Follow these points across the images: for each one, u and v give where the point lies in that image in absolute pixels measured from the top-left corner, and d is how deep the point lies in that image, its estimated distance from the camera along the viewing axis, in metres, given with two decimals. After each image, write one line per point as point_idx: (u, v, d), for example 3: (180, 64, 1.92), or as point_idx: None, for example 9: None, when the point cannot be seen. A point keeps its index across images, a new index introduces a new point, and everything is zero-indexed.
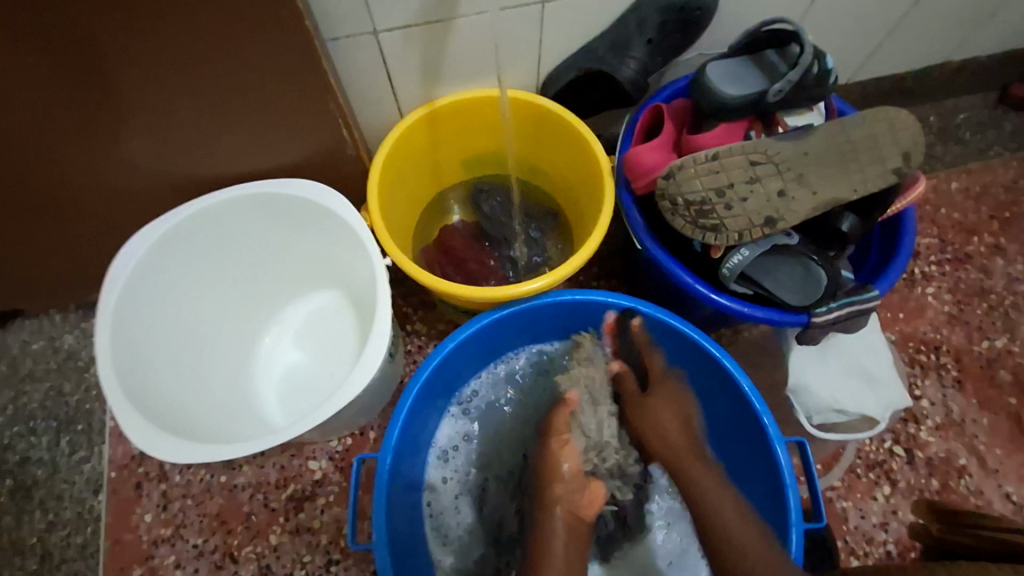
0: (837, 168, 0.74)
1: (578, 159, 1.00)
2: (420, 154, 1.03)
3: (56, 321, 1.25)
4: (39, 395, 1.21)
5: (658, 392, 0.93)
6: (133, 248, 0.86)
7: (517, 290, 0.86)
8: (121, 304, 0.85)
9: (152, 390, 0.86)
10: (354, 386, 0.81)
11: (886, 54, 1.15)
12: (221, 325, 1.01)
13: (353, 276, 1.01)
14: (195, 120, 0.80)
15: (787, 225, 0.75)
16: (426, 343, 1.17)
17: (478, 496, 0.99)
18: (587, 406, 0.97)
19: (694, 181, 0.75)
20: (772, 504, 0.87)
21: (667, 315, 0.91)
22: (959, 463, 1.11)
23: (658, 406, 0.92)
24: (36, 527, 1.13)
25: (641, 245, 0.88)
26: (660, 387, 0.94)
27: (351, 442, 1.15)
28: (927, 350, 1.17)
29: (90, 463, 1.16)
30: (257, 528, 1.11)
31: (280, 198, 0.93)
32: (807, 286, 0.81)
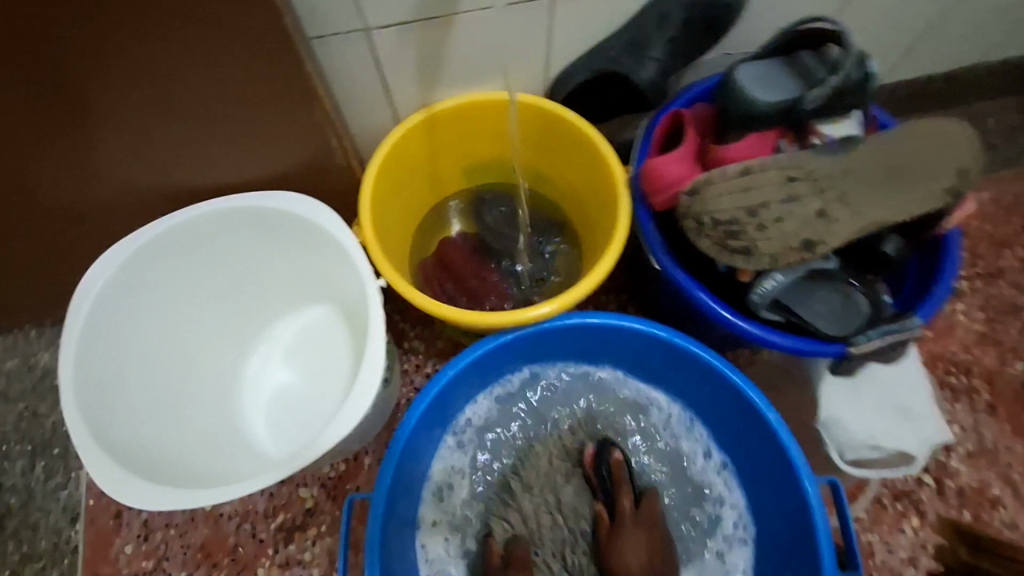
0: (884, 186, 0.69)
1: (588, 168, 0.92)
2: (418, 163, 0.95)
3: (32, 337, 1.14)
4: (13, 417, 1.09)
5: (624, 527, 0.87)
6: (98, 271, 0.80)
7: (524, 315, 0.79)
8: (87, 332, 0.78)
9: (123, 425, 0.79)
10: (347, 421, 0.74)
11: (919, 53, 1.06)
12: (205, 345, 0.94)
13: (343, 292, 0.92)
14: (166, 127, 0.71)
15: (827, 248, 0.69)
16: (425, 362, 1.08)
17: (476, 551, 0.90)
18: (549, 521, 0.91)
19: (723, 199, 0.69)
20: (801, 544, 0.81)
21: (686, 340, 0.85)
22: (993, 494, 1.00)
23: (625, 539, 0.86)
24: (9, 560, 1.02)
25: (659, 265, 0.80)
26: (626, 523, 0.87)
27: (345, 468, 1.04)
28: (957, 372, 1.06)
29: (67, 490, 1.05)
30: (244, 562, 1.00)
31: (261, 210, 0.85)
32: (845, 316, 0.75)
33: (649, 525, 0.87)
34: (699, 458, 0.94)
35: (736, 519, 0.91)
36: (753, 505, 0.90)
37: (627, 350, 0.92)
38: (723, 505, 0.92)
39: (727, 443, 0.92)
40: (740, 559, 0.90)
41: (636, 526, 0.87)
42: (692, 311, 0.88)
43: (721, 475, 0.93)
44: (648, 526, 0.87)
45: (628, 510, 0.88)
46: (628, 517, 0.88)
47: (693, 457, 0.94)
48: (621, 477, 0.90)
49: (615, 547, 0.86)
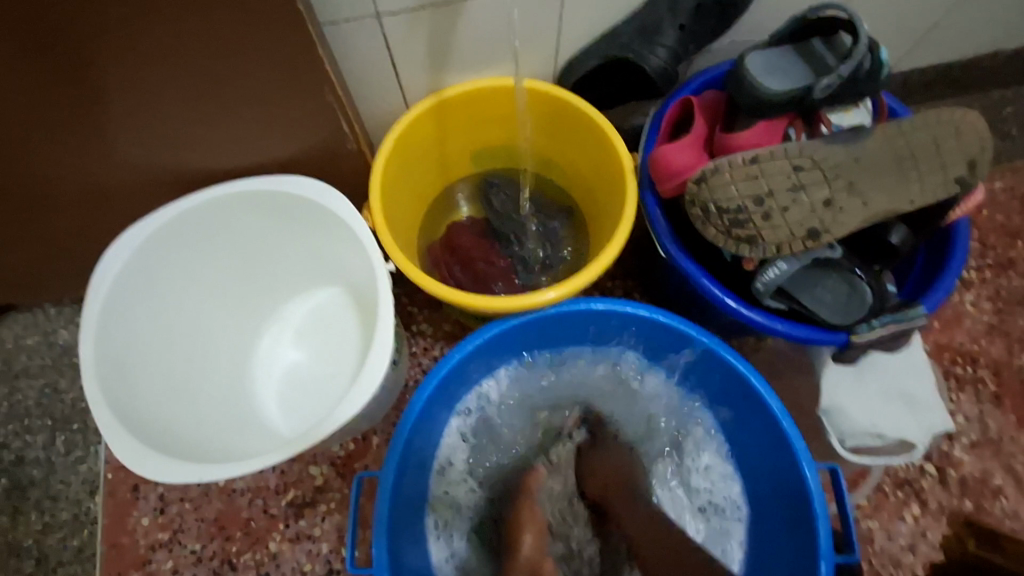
0: (892, 177, 0.69)
1: (597, 154, 0.93)
2: (426, 147, 0.95)
3: (51, 315, 1.17)
4: (33, 392, 1.12)
5: (597, 450, 0.94)
6: (114, 253, 0.82)
7: (531, 300, 0.81)
8: (106, 312, 0.81)
9: (141, 402, 0.82)
10: (356, 402, 0.76)
11: (934, 39, 1.04)
12: (218, 325, 0.96)
13: (353, 274, 0.94)
14: (181, 113, 0.73)
15: (831, 237, 0.70)
16: (433, 345, 1.10)
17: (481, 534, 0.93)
18: (555, 475, 0.93)
19: (730, 187, 0.69)
20: (797, 531, 0.82)
21: (688, 325, 0.85)
22: (995, 484, 1.00)
23: (594, 462, 0.93)
24: (32, 529, 1.06)
25: (664, 252, 0.81)
26: (599, 449, 0.94)
27: (353, 448, 1.07)
28: (964, 362, 1.06)
29: (86, 464, 1.08)
30: (257, 534, 1.04)
31: (275, 193, 0.86)
32: (851, 304, 0.76)
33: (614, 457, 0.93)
34: (696, 445, 0.96)
35: (731, 501, 0.94)
36: (751, 488, 0.92)
37: (631, 335, 0.93)
38: (719, 487, 0.94)
39: (728, 427, 0.93)
40: (736, 534, 0.92)
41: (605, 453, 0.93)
42: (696, 298, 0.89)
43: (725, 464, 0.95)
44: (617, 454, 0.93)
45: (610, 441, 0.95)
46: (596, 448, 0.94)
47: (686, 455, 0.96)
48: (603, 429, 0.96)
49: (585, 475, 0.93)
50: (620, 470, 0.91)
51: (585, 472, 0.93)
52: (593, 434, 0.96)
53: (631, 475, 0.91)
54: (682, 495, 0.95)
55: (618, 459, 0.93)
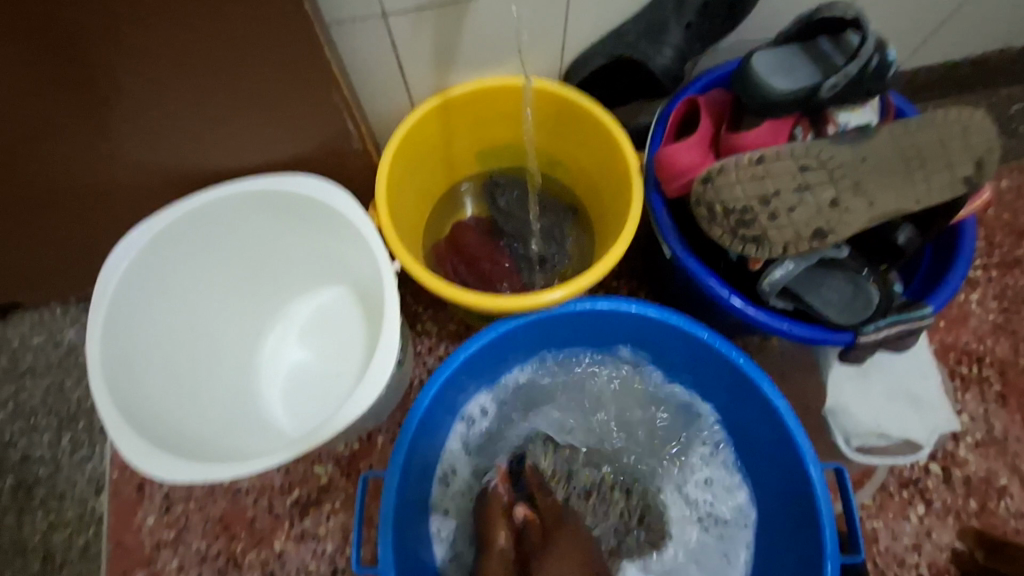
0: (899, 177, 0.69)
1: (601, 154, 0.93)
2: (430, 146, 0.95)
3: (57, 314, 1.17)
4: (39, 391, 1.13)
5: (552, 543, 0.84)
6: (121, 251, 0.82)
7: (536, 300, 0.81)
8: (112, 311, 0.81)
9: (147, 402, 0.82)
10: (362, 402, 0.76)
11: (941, 37, 1.04)
12: (223, 325, 0.96)
13: (359, 274, 0.94)
14: (188, 113, 0.73)
15: (837, 237, 0.70)
16: (437, 344, 1.10)
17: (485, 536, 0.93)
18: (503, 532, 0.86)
19: (736, 187, 0.69)
20: (802, 533, 0.82)
21: (693, 325, 0.86)
22: (1000, 484, 1.00)
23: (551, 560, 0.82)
24: (38, 527, 1.07)
25: (670, 252, 0.81)
26: (557, 533, 0.85)
27: (358, 447, 1.07)
28: (969, 361, 1.06)
29: (92, 463, 1.09)
30: (262, 533, 1.04)
31: (282, 193, 0.87)
32: (857, 303, 0.75)
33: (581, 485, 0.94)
34: (701, 449, 0.97)
35: (736, 508, 0.93)
36: (757, 489, 0.92)
37: (636, 335, 0.93)
38: (725, 490, 0.94)
39: (734, 427, 0.94)
40: (742, 539, 0.92)
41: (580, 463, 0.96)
42: (701, 298, 0.89)
43: (733, 468, 0.95)
44: (571, 538, 0.85)
45: (555, 512, 0.88)
46: (551, 523, 0.87)
47: (692, 459, 0.96)
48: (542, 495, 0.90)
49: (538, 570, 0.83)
50: (578, 563, 0.83)
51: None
52: (536, 501, 0.90)
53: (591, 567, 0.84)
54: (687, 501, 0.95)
55: (576, 544, 0.85)
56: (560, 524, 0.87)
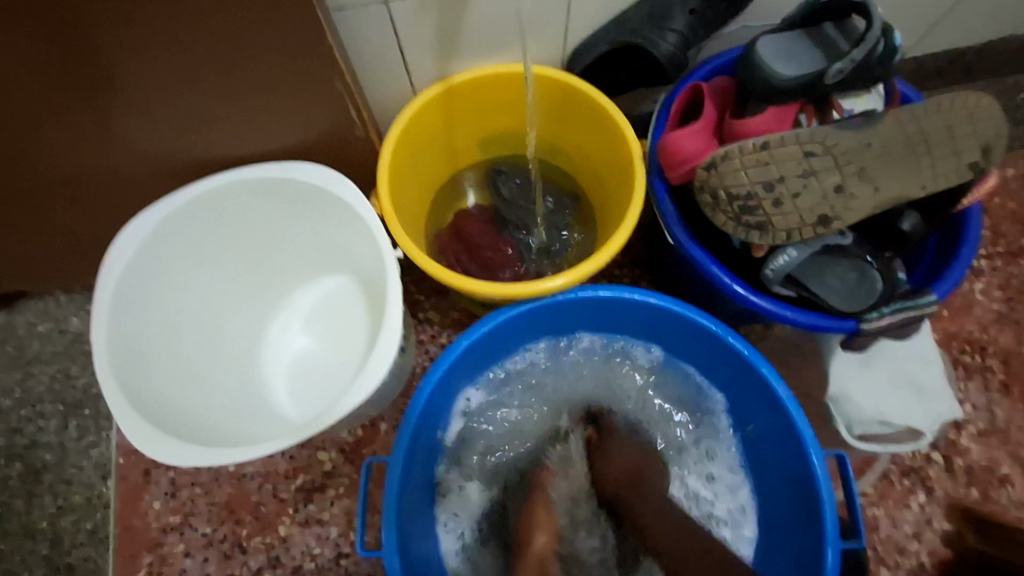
0: (905, 163, 0.69)
1: (604, 141, 0.92)
2: (433, 134, 0.95)
3: (62, 302, 1.18)
4: (46, 377, 1.14)
5: (606, 445, 0.94)
6: (126, 238, 0.82)
7: (538, 288, 0.81)
8: (118, 298, 0.81)
9: (153, 388, 0.83)
10: (365, 389, 0.76)
11: (949, 23, 1.03)
12: (227, 312, 0.97)
13: (362, 261, 0.95)
14: (189, 100, 0.73)
15: (842, 224, 0.69)
16: (439, 332, 1.10)
17: (489, 523, 0.93)
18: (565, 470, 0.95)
19: (741, 173, 0.69)
20: (803, 522, 0.82)
21: (697, 312, 0.86)
22: (1002, 473, 1.00)
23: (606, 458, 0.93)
24: (46, 512, 1.08)
25: (673, 239, 0.80)
26: (608, 443, 0.94)
27: (361, 434, 1.08)
28: (972, 351, 1.06)
29: (98, 449, 1.10)
30: (266, 519, 1.05)
31: (284, 180, 0.87)
32: (859, 291, 0.76)
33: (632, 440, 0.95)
34: (707, 439, 0.97)
35: (735, 505, 0.94)
36: (758, 477, 0.93)
37: (638, 323, 0.93)
38: (728, 479, 0.95)
39: (737, 415, 0.94)
40: (744, 527, 0.93)
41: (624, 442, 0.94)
42: (704, 285, 0.89)
43: (735, 460, 0.95)
44: (623, 450, 0.93)
45: (616, 432, 0.95)
46: (602, 446, 0.95)
47: (698, 449, 0.97)
48: (606, 421, 0.97)
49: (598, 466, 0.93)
50: (629, 464, 0.92)
51: (600, 469, 0.93)
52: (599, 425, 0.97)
53: (642, 466, 0.92)
54: (689, 495, 0.95)
55: (627, 455, 0.93)
56: (614, 438, 0.95)
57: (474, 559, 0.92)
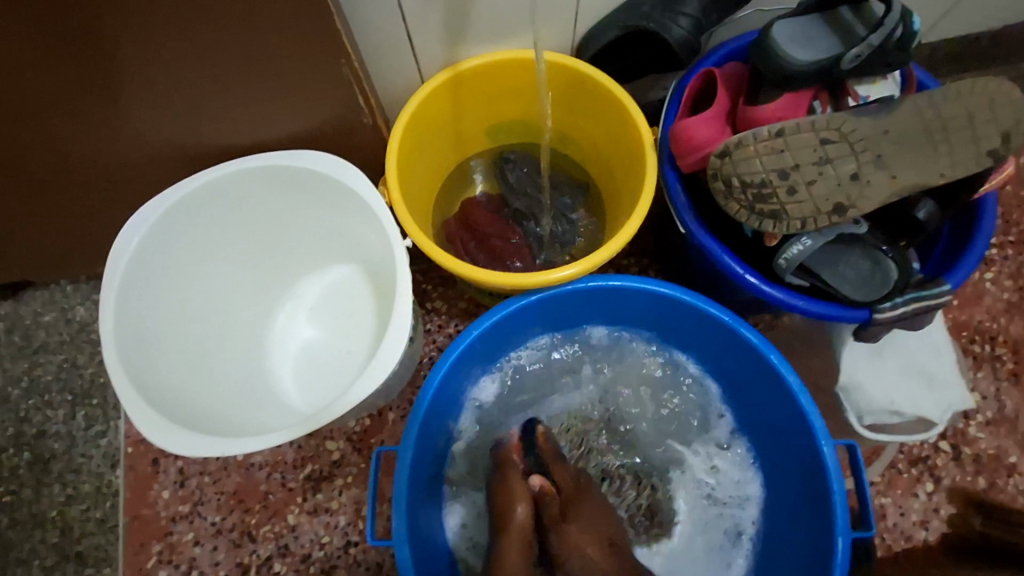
0: (922, 151, 0.68)
1: (614, 129, 0.91)
2: (440, 121, 0.94)
3: (68, 291, 1.17)
4: (53, 367, 1.14)
5: (574, 509, 0.86)
6: (133, 226, 0.81)
7: (548, 277, 0.80)
8: (124, 287, 0.81)
9: (161, 377, 0.82)
10: (374, 379, 0.76)
11: (965, 7, 1.01)
12: (234, 302, 0.96)
13: (370, 251, 0.94)
14: (194, 87, 0.72)
15: (858, 212, 0.68)
16: (447, 322, 1.10)
17: None
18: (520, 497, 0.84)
19: (755, 161, 0.68)
20: (812, 510, 0.83)
21: (707, 302, 0.85)
22: (1010, 462, 1.00)
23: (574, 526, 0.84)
24: (56, 501, 1.08)
25: (684, 228, 0.80)
26: (577, 505, 0.86)
27: (369, 423, 1.08)
28: (982, 340, 1.05)
29: (107, 438, 1.10)
30: (275, 507, 1.05)
31: (292, 169, 0.86)
32: (874, 280, 0.75)
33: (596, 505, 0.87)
34: (715, 431, 0.97)
35: (739, 493, 0.94)
36: (766, 466, 0.93)
37: (647, 312, 0.93)
38: (736, 469, 0.95)
39: (745, 405, 0.93)
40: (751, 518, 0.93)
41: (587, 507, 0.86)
42: (714, 274, 0.88)
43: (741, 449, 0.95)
44: (593, 518, 0.85)
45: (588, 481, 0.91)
46: (569, 500, 0.87)
47: (707, 440, 0.97)
48: (558, 467, 0.89)
49: (559, 538, 0.84)
50: (601, 530, 0.85)
51: (565, 539, 0.84)
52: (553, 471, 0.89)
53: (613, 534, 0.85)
54: (692, 486, 0.95)
55: (597, 510, 0.87)
56: (579, 493, 0.87)
57: (483, 548, 0.92)
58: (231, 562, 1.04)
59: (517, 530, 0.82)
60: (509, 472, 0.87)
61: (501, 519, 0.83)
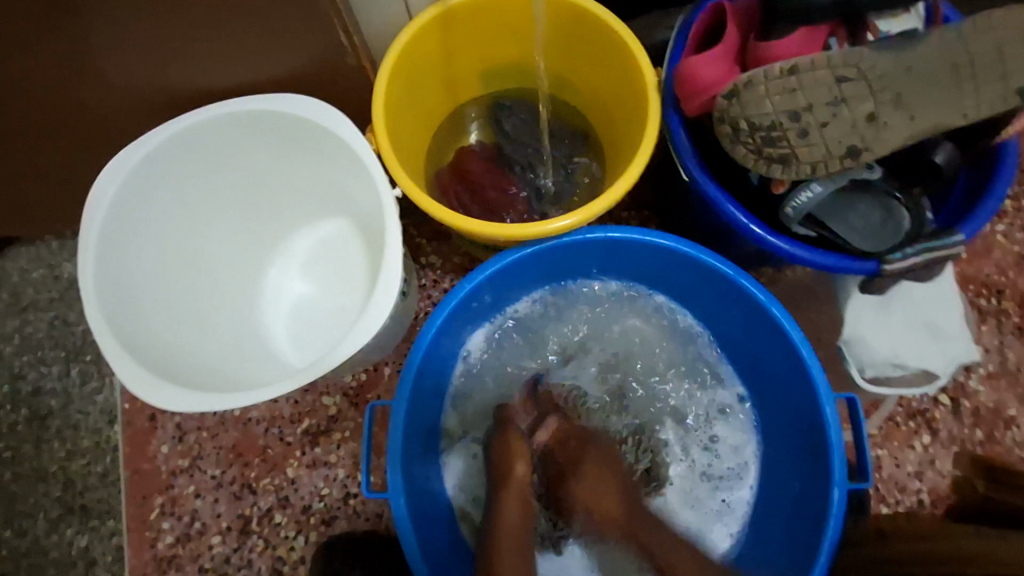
0: (947, 89, 0.63)
1: (615, 71, 0.86)
2: (432, 63, 0.88)
3: (54, 248, 1.14)
4: (44, 325, 1.12)
5: (579, 454, 0.84)
6: (108, 175, 0.78)
7: (543, 228, 0.77)
8: (104, 239, 0.78)
9: (147, 332, 0.80)
10: (364, 333, 0.74)
11: None
12: (222, 256, 0.93)
13: (361, 204, 0.90)
14: (165, 26, 0.67)
15: (870, 156, 0.65)
16: (442, 277, 1.07)
17: None
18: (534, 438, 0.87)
19: (765, 102, 0.64)
20: (809, 462, 0.82)
21: (709, 254, 0.82)
22: (1008, 414, 1.00)
23: (580, 471, 0.83)
24: (56, 455, 1.09)
25: (687, 175, 0.76)
26: (583, 449, 0.85)
27: (365, 378, 1.07)
28: (988, 294, 1.03)
29: (103, 395, 1.10)
30: (274, 461, 1.06)
31: (272, 114, 0.81)
32: (883, 231, 0.72)
33: (601, 450, 0.86)
34: (715, 390, 0.95)
35: (737, 463, 0.93)
36: (765, 421, 0.92)
37: (648, 265, 0.90)
38: (735, 426, 0.94)
39: (745, 359, 0.92)
40: (747, 474, 0.92)
41: (594, 450, 0.85)
42: (718, 225, 0.84)
43: (741, 405, 0.94)
44: (598, 459, 0.84)
45: (587, 436, 0.87)
46: (572, 449, 0.85)
47: (709, 399, 0.95)
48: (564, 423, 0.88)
49: (564, 483, 0.83)
50: (608, 474, 0.83)
51: (574, 485, 0.83)
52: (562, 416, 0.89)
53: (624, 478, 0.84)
54: (684, 454, 0.94)
55: (603, 458, 0.85)
56: (584, 440, 0.86)
57: (479, 501, 0.92)
58: (232, 513, 1.05)
59: (516, 486, 0.81)
60: (510, 433, 0.85)
61: (500, 475, 0.82)
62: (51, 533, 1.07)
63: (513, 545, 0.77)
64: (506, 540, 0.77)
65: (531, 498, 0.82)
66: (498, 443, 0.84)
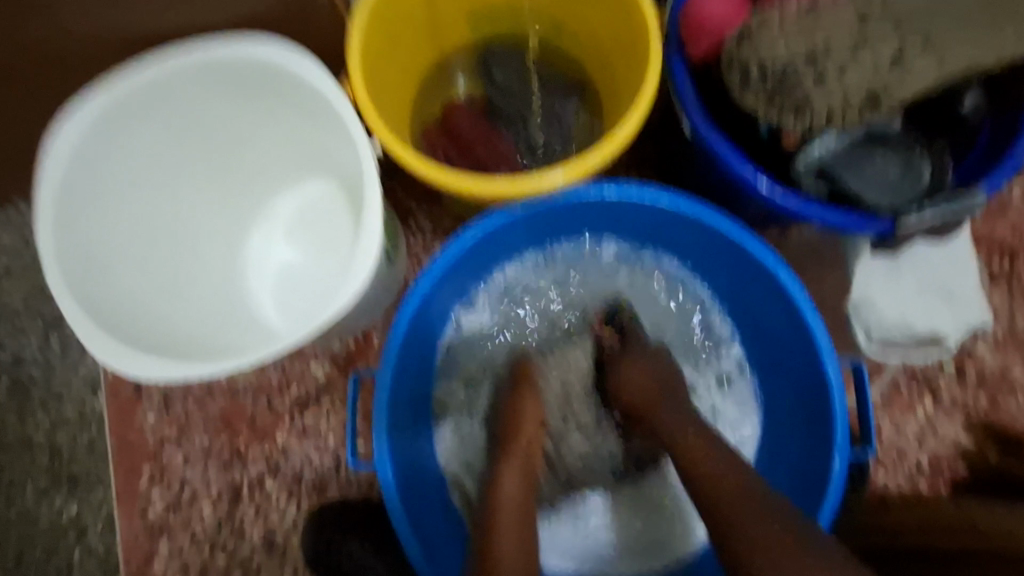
0: (982, 28, 0.58)
1: (614, 15, 0.79)
2: (415, 7, 0.81)
3: (25, 214, 1.09)
4: (20, 293, 1.08)
5: (628, 354, 0.84)
6: (63, 132, 0.72)
7: (533, 184, 0.71)
8: (63, 200, 0.73)
9: (118, 300, 0.76)
10: (345, 297, 0.70)
11: None
12: (200, 220, 0.88)
13: (342, 163, 0.85)
14: None
15: (893, 103, 0.61)
16: (432, 242, 1.03)
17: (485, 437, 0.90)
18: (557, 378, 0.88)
19: (778, 43, 0.61)
20: (811, 429, 0.80)
21: (712, 214, 0.78)
22: (1015, 380, 0.96)
23: (626, 367, 0.83)
24: (41, 426, 1.06)
25: (690, 128, 0.71)
26: (631, 350, 0.85)
27: (354, 346, 1.03)
28: (1001, 257, 0.98)
29: (85, 364, 1.06)
30: (263, 429, 1.04)
31: (239, 63, 0.75)
32: (901, 186, 0.68)
33: (645, 353, 0.84)
34: (716, 357, 0.92)
35: (733, 434, 0.90)
36: (767, 388, 0.89)
37: (647, 226, 0.85)
38: (737, 395, 0.91)
39: (747, 324, 0.89)
40: (747, 444, 0.89)
41: (638, 354, 0.84)
42: (723, 183, 0.79)
43: (743, 374, 0.91)
44: (647, 359, 0.83)
45: (634, 341, 0.86)
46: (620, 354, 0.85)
47: (712, 366, 0.92)
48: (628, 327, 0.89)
49: (616, 378, 0.83)
50: (656, 377, 0.81)
51: (617, 381, 0.83)
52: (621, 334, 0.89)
53: (667, 380, 0.81)
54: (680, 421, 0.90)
55: (649, 364, 0.83)
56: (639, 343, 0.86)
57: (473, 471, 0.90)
58: (223, 481, 1.03)
59: (520, 448, 0.79)
60: (524, 390, 0.84)
61: (510, 430, 0.81)
62: (40, 502, 1.05)
63: (513, 511, 0.73)
64: (507, 496, 0.74)
65: (535, 462, 0.79)
66: (514, 397, 0.84)
